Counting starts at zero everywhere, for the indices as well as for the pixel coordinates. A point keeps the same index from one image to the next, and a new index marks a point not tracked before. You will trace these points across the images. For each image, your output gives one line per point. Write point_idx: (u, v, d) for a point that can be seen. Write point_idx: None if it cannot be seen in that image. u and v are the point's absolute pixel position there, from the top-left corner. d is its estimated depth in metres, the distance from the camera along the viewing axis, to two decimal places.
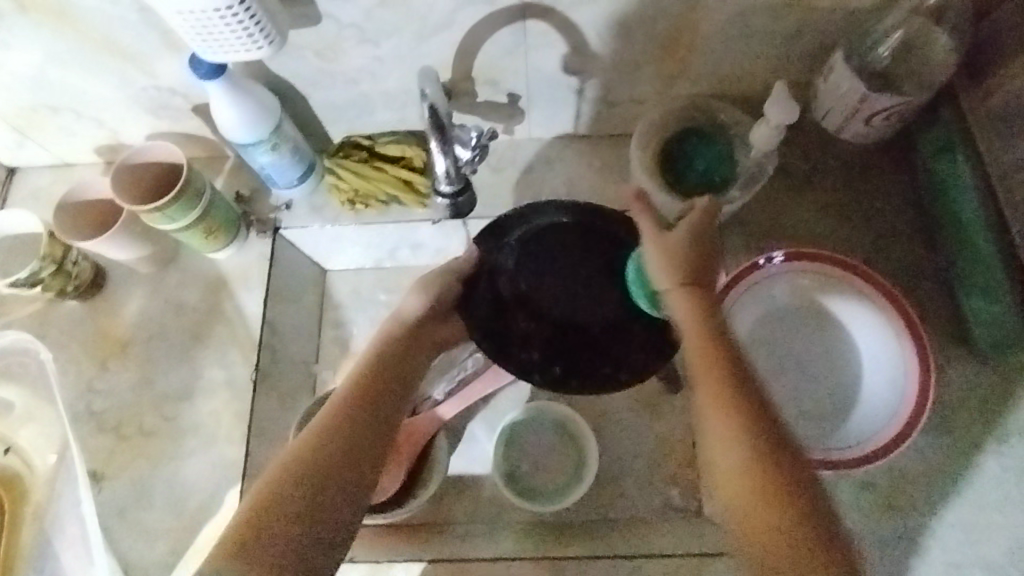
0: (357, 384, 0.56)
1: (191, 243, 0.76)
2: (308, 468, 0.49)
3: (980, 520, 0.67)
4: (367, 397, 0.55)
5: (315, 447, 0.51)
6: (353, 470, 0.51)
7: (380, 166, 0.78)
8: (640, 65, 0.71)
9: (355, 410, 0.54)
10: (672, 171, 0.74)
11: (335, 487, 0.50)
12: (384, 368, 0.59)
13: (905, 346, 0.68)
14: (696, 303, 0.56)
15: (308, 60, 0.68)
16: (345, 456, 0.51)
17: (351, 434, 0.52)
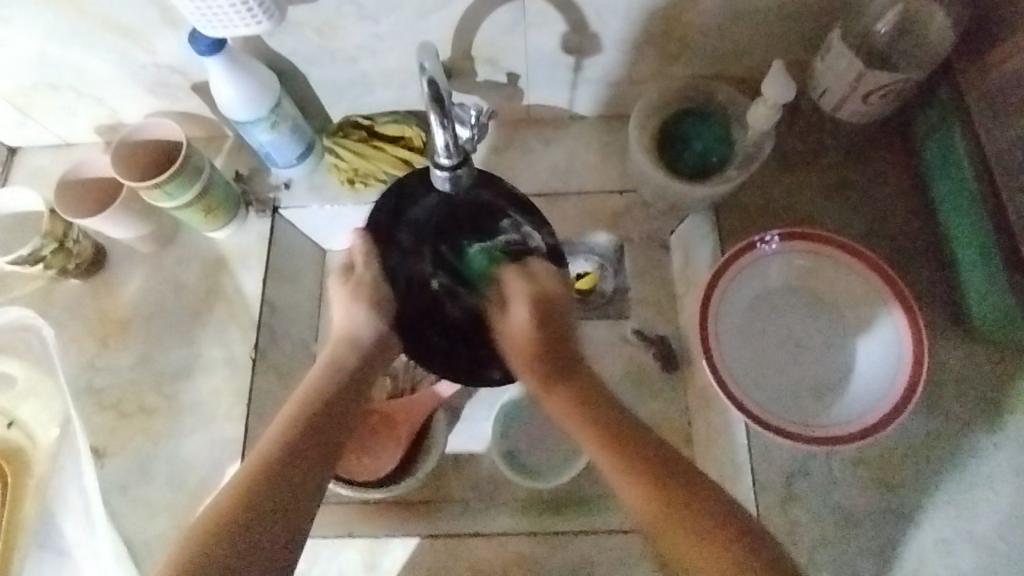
0: (320, 390, 0.62)
1: (189, 221, 0.76)
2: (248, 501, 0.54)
3: (971, 496, 0.68)
4: (294, 446, 0.57)
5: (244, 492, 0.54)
6: (290, 497, 0.55)
7: (380, 145, 0.78)
8: (638, 44, 0.71)
9: (307, 427, 0.58)
10: (670, 151, 0.74)
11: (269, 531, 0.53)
12: (330, 401, 0.61)
13: (898, 323, 0.69)
14: (564, 395, 0.61)
15: (307, 38, 0.68)
16: (282, 491, 0.55)
17: (297, 448, 0.57)
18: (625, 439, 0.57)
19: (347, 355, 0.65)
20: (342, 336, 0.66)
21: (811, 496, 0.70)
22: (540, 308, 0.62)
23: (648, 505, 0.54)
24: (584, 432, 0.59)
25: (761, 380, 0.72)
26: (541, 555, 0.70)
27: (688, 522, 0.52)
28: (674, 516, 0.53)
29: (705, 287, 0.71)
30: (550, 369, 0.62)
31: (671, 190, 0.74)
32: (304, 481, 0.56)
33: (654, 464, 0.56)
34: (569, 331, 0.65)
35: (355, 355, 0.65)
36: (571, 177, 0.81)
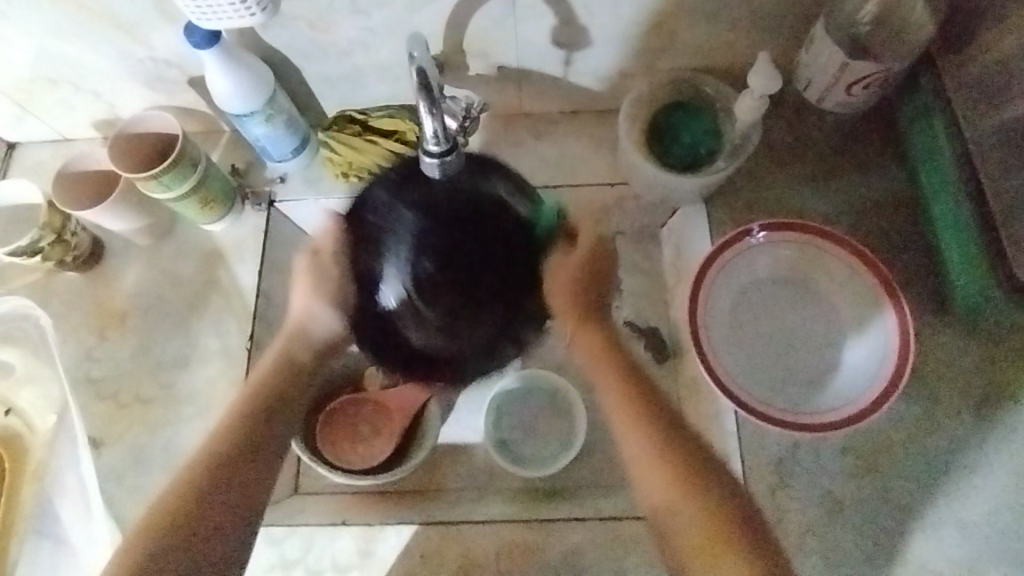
0: (267, 387, 0.63)
1: (185, 213, 0.77)
2: (200, 482, 0.57)
3: (956, 484, 0.69)
4: (232, 451, 0.59)
5: (191, 492, 0.56)
6: (243, 479, 0.58)
7: (373, 139, 0.79)
8: (628, 38, 0.72)
9: (250, 424, 0.61)
10: (659, 142, 0.75)
11: (214, 526, 0.56)
12: (274, 400, 0.63)
13: (887, 320, 0.70)
14: (592, 334, 0.68)
15: (301, 31, 0.69)
16: (218, 488, 0.57)
17: (236, 449, 0.59)
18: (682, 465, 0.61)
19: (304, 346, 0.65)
20: (296, 324, 0.65)
21: (800, 482, 0.70)
22: (589, 267, 0.64)
23: (675, 489, 0.60)
24: (634, 444, 0.63)
25: (749, 367, 0.73)
26: (533, 541, 0.71)
27: (723, 530, 0.57)
28: (683, 479, 0.60)
29: (695, 274, 0.72)
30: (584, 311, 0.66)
31: (660, 180, 0.75)
32: (246, 484, 0.58)
33: (643, 395, 0.65)
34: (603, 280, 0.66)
35: (312, 350, 0.66)
36: (563, 170, 0.82)
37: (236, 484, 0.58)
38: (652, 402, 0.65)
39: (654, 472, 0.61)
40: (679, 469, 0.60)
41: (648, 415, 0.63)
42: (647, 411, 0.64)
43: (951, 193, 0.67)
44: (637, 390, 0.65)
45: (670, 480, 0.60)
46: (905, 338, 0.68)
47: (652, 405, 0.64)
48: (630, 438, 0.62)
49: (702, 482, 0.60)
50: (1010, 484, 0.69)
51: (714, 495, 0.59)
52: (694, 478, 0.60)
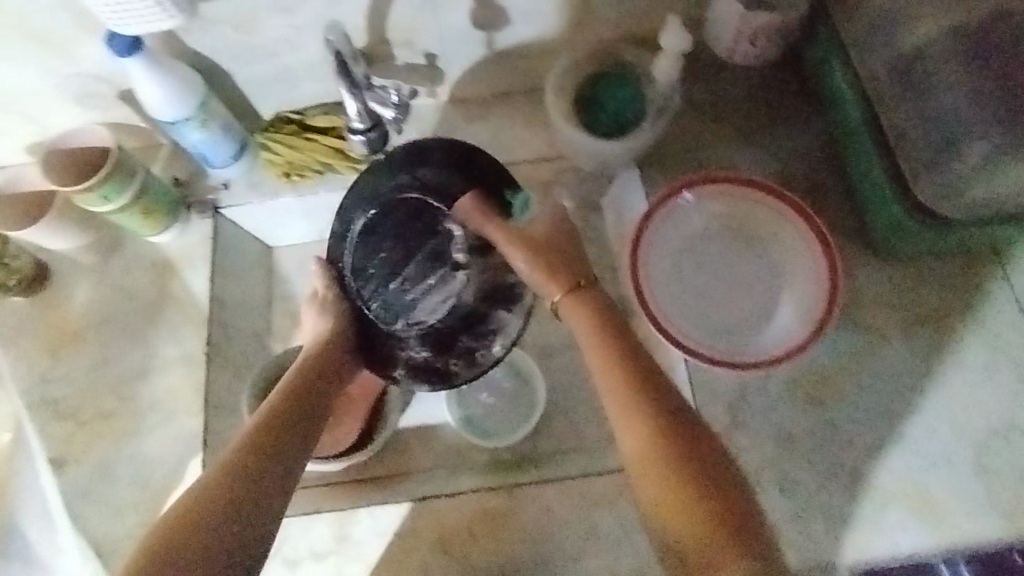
0: (292, 393, 0.64)
1: (130, 225, 0.77)
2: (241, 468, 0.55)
3: (898, 405, 0.73)
4: (267, 442, 0.58)
5: (224, 484, 0.53)
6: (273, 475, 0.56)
7: (312, 137, 0.81)
8: (545, 13, 0.75)
9: (281, 419, 0.61)
10: (588, 112, 0.79)
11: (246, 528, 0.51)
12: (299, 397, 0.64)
13: (818, 262, 0.74)
14: (586, 300, 0.65)
15: (226, 35, 0.71)
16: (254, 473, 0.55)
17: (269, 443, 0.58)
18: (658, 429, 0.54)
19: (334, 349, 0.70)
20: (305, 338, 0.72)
21: (753, 421, 0.73)
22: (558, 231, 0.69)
23: (646, 444, 0.53)
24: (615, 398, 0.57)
25: (693, 320, 0.76)
26: (506, 509, 0.72)
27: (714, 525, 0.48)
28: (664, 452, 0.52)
29: (633, 234, 0.75)
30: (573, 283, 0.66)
31: (592, 148, 0.78)
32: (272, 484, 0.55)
33: (650, 379, 0.58)
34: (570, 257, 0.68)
35: (318, 347, 0.70)
36: (500, 149, 0.84)
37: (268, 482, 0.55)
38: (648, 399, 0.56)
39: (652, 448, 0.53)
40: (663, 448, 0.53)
41: (623, 370, 0.58)
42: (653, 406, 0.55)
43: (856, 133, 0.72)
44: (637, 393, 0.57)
45: (639, 428, 0.54)
46: (832, 277, 0.72)
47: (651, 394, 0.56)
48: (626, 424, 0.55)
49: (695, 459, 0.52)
50: (949, 399, 0.72)
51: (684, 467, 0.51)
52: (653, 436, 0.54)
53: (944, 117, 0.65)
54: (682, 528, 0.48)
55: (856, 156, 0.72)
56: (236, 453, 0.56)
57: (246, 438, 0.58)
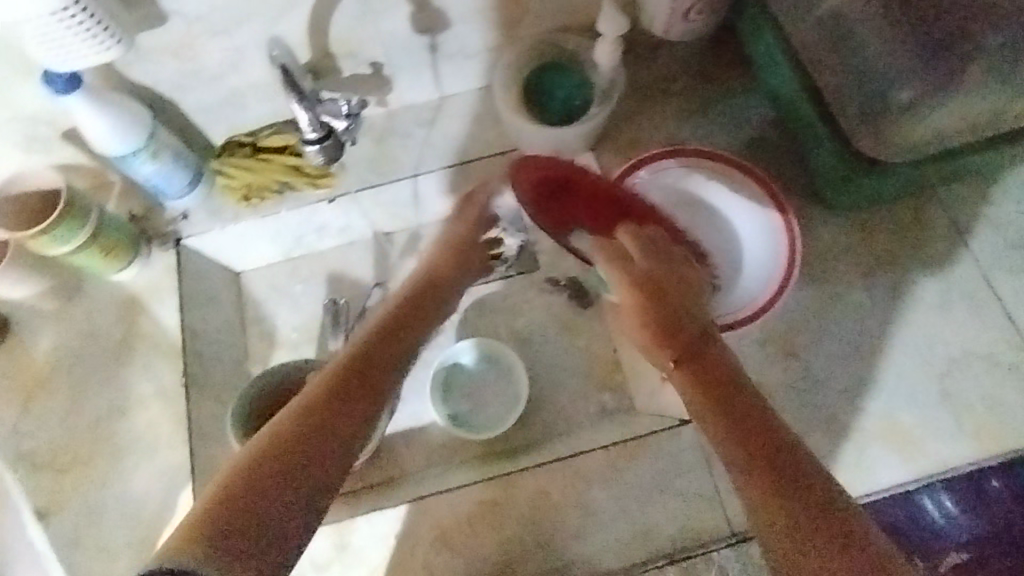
0: (362, 358, 0.59)
1: (90, 265, 0.77)
2: (297, 432, 0.50)
3: (865, 349, 0.76)
4: (329, 413, 0.52)
5: (284, 445, 0.48)
6: (331, 449, 0.50)
7: (267, 157, 0.81)
8: (484, 11, 0.76)
9: (339, 396, 0.54)
10: (537, 102, 0.80)
11: (301, 494, 0.47)
12: (360, 364, 0.58)
13: (764, 202, 0.77)
14: (692, 371, 0.63)
15: (167, 64, 0.71)
16: (315, 448, 0.49)
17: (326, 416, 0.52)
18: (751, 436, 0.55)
19: (462, 242, 0.75)
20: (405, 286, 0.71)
21: None
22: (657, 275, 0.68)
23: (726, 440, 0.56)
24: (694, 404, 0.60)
25: None
26: (502, 499, 0.72)
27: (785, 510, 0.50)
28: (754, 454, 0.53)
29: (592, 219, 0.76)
30: (684, 349, 0.64)
31: (544, 137, 0.80)
32: (346, 430, 0.52)
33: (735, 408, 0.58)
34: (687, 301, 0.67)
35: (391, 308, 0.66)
36: (454, 149, 0.85)
37: (322, 455, 0.49)
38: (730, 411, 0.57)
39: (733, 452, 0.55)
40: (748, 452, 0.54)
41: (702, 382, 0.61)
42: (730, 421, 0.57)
43: (792, 96, 0.75)
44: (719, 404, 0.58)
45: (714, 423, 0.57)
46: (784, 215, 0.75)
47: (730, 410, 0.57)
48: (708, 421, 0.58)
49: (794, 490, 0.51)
50: (912, 341, 0.75)
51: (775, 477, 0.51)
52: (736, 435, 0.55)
53: (877, 74, 0.68)
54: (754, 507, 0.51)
55: (796, 118, 0.76)
56: (294, 419, 0.50)
57: (315, 397, 0.53)
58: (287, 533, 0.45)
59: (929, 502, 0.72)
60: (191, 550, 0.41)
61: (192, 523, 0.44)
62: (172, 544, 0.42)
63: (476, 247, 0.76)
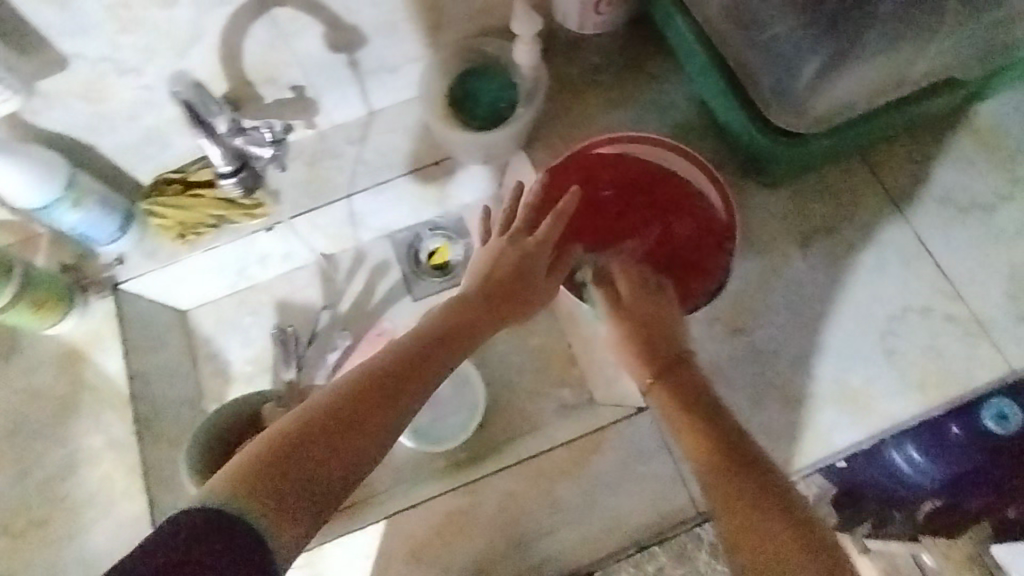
0: (433, 337, 0.57)
1: (22, 322, 0.75)
2: (351, 399, 0.47)
3: (810, 316, 0.77)
4: (388, 395, 0.49)
5: (339, 405, 0.47)
6: (374, 438, 0.47)
7: (198, 192, 0.79)
8: (400, 23, 0.76)
9: (409, 377, 0.52)
10: (462, 107, 0.80)
11: (337, 470, 0.44)
12: (430, 349, 0.55)
13: (689, 168, 0.77)
14: (671, 390, 0.64)
15: (78, 108, 0.69)
16: (365, 427, 0.47)
17: (389, 383, 0.50)
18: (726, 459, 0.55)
19: (521, 240, 0.67)
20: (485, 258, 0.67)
21: None
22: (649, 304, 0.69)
23: (709, 467, 0.55)
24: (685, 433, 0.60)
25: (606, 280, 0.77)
26: (470, 506, 0.72)
27: (751, 519, 0.50)
28: (729, 473, 0.53)
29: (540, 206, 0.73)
30: (662, 363, 0.66)
31: (475, 143, 0.79)
32: (400, 412, 0.49)
33: (725, 441, 0.57)
34: (671, 332, 0.68)
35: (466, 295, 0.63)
36: (388, 163, 0.85)
37: (365, 447, 0.46)
38: (728, 450, 0.56)
39: (714, 476, 0.54)
40: (726, 471, 0.54)
41: (693, 417, 0.60)
42: (728, 459, 0.55)
43: (713, 76, 0.76)
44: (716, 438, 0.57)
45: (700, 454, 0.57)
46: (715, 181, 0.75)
47: (728, 450, 0.56)
48: (687, 440, 0.59)
49: (743, 476, 0.53)
50: (861, 304, 0.77)
51: (752, 494, 0.51)
52: (723, 464, 0.55)
53: (777, 47, 0.69)
54: (718, 512, 0.52)
55: (718, 96, 0.77)
56: (363, 376, 0.49)
57: (387, 360, 0.52)
58: (313, 498, 0.43)
59: (894, 452, 0.76)
60: (236, 489, 0.41)
61: (240, 465, 0.42)
62: (217, 486, 0.41)
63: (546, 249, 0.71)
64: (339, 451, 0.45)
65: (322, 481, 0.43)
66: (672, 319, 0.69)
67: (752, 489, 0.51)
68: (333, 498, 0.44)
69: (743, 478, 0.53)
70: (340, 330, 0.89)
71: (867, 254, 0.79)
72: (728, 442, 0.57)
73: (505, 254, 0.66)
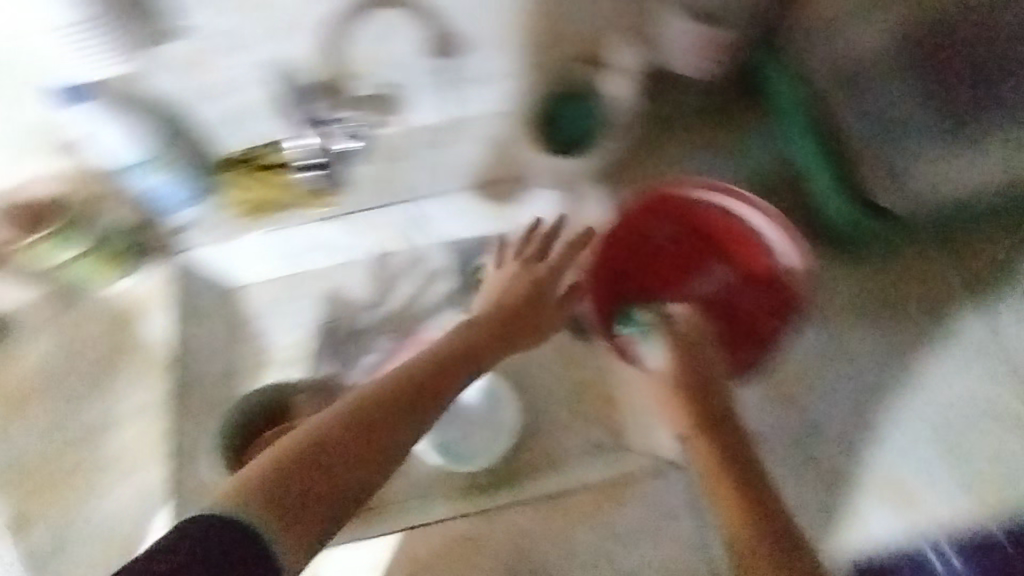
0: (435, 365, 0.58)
1: (84, 277, 0.76)
2: (353, 426, 0.48)
3: (852, 396, 0.77)
4: (382, 425, 0.50)
5: (345, 429, 0.47)
6: (362, 471, 0.47)
7: (273, 173, 0.79)
8: (502, 38, 0.74)
9: (399, 408, 0.51)
10: (544, 128, 0.82)
11: (332, 501, 0.44)
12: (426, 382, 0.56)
13: (768, 224, 0.73)
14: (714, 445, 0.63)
15: (174, 78, 0.69)
16: (365, 450, 0.47)
17: (385, 410, 0.51)
18: (754, 510, 0.56)
19: (534, 267, 0.74)
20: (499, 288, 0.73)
21: None
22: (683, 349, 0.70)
23: (739, 520, 0.55)
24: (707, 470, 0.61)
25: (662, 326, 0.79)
26: (481, 532, 0.71)
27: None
28: (750, 518, 0.55)
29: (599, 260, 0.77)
30: (704, 418, 0.65)
31: None
32: (392, 443, 0.49)
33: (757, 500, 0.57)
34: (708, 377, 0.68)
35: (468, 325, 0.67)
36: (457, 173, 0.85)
37: (365, 473, 0.47)
38: (756, 507, 0.56)
39: (742, 530, 0.54)
40: (749, 516, 0.55)
41: (724, 464, 0.61)
42: (758, 513, 0.56)
43: (820, 134, 0.79)
44: (746, 493, 0.57)
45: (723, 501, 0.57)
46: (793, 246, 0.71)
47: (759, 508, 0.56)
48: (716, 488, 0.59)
49: (765, 525, 0.54)
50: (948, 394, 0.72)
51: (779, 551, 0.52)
52: (754, 515, 0.55)
53: (894, 121, 0.74)
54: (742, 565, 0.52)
55: (813, 157, 0.79)
56: (365, 405, 0.50)
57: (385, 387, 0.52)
58: (314, 522, 0.43)
59: None
60: (241, 509, 0.41)
61: (239, 484, 0.42)
62: (223, 498, 0.42)
63: (554, 276, 0.74)
64: (342, 476, 0.45)
65: (314, 506, 0.43)
66: (715, 374, 0.69)
67: (783, 549, 0.52)
68: (331, 513, 0.44)
69: (771, 528, 0.54)
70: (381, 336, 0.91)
71: (957, 342, 0.73)
72: (753, 494, 0.57)
73: (522, 278, 0.73)
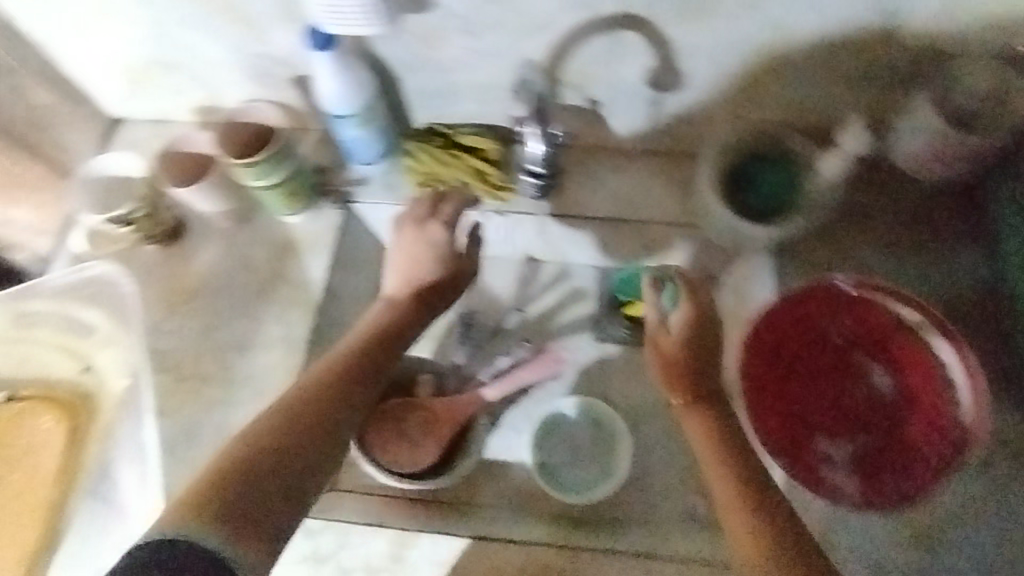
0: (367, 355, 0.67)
1: (268, 202, 0.81)
2: (275, 417, 0.58)
3: None
4: (310, 412, 0.60)
5: (260, 425, 0.57)
6: (313, 449, 0.58)
7: (458, 153, 0.82)
8: (722, 85, 0.74)
9: (318, 390, 0.61)
10: (736, 187, 0.76)
11: (291, 475, 0.56)
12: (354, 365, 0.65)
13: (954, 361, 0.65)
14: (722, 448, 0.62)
15: (409, 45, 0.73)
16: (308, 434, 0.58)
17: (313, 399, 0.61)
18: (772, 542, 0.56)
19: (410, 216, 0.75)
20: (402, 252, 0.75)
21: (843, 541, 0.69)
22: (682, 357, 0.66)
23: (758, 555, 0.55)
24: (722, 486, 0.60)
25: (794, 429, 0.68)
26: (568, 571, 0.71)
27: None
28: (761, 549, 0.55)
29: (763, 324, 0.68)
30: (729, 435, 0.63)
31: (734, 227, 0.76)
32: (334, 427, 0.60)
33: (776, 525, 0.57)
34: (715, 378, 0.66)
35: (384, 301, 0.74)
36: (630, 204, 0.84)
37: (296, 444, 0.57)
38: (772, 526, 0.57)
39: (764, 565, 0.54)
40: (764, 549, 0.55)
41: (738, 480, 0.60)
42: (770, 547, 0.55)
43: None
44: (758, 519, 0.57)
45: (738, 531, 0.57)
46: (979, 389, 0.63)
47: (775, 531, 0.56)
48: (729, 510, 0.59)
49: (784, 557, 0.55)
50: None
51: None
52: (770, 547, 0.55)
53: None
54: None
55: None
56: (298, 391, 0.61)
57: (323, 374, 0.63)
58: (281, 500, 0.54)
59: None
60: (201, 510, 0.50)
61: (198, 487, 0.53)
62: (185, 499, 0.52)
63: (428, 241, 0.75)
64: (291, 463, 0.56)
65: (274, 482, 0.55)
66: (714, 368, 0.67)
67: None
68: (300, 496, 0.56)
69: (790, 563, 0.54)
70: (520, 340, 0.84)
71: None
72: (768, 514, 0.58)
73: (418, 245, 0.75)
